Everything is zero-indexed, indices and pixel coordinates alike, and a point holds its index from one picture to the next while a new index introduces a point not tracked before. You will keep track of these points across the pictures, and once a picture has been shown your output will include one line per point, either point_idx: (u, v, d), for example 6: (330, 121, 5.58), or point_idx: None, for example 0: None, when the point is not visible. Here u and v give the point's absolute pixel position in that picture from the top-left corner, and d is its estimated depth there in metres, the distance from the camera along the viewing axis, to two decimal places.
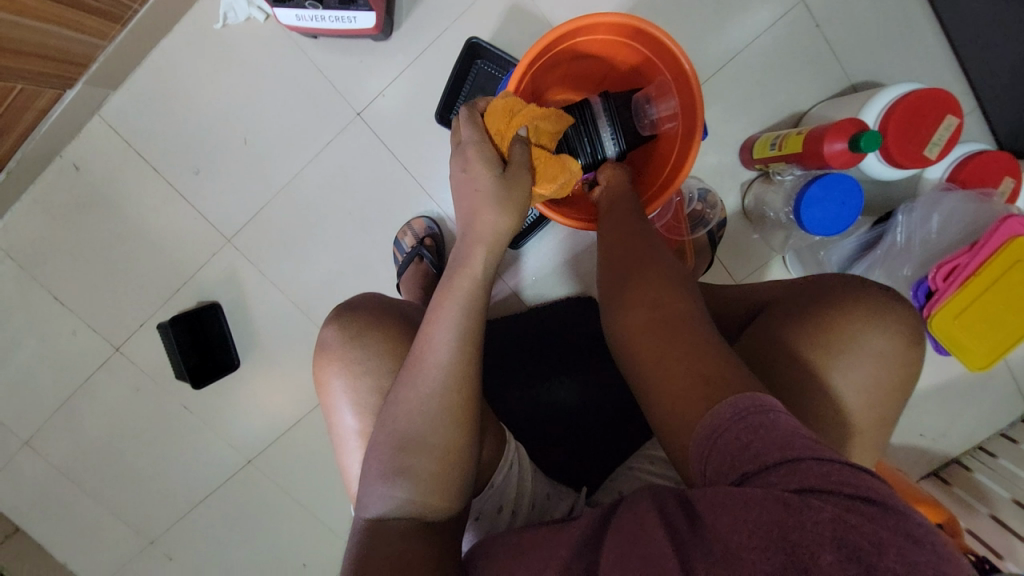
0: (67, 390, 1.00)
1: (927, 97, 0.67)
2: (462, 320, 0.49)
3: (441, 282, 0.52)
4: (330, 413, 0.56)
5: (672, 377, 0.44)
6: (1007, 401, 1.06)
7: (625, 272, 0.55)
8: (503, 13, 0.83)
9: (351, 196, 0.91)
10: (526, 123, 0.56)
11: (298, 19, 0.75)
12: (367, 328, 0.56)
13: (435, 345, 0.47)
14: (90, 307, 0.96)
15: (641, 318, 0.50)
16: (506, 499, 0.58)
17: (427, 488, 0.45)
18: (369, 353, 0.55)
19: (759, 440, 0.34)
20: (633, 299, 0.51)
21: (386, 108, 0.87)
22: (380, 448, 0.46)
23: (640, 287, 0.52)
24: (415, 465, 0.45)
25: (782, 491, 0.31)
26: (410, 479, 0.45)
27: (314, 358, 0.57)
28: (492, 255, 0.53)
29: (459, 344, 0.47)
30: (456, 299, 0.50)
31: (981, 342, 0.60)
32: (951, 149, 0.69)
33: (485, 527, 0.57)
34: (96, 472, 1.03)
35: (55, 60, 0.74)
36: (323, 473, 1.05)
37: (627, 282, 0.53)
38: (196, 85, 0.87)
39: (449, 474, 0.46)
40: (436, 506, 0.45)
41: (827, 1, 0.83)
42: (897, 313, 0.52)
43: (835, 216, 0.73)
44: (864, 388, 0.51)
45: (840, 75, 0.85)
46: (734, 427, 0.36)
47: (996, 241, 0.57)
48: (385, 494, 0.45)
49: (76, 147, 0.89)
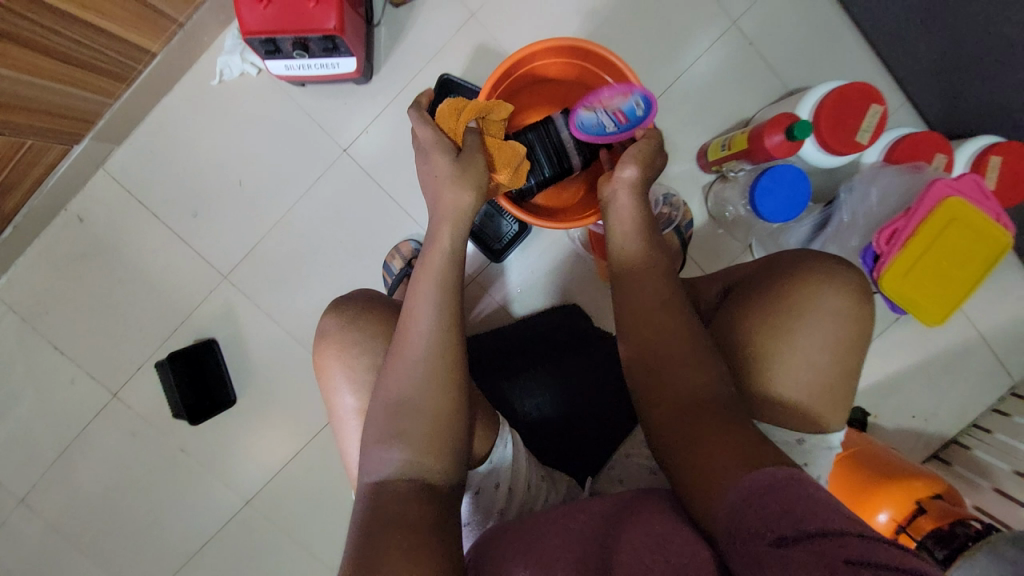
0: (64, 440, 1.00)
1: (849, 91, 0.75)
2: (440, 293, 0.55)
3: (417, 265, 0.58)
4: (330, 396, 0.59)
5: (715, 459, 0.46)
6: (990, 374, 1.08)
7: (659, 352, 0.55)
8: (471, 52, 0.93)
9: (341, 225, 0.97)
10: (473, 118, 0.65)
11: (288, 68, 0.83)
12: (360, 314, 0.60)
13: (419, 314, 0.53)
14: (89, 354, 0.98)
15: (648, 324, 0.57)
16: (503, 476, 0.60)
17: (422, 449, 0.49)
18: (365, 334, 0.59)
19: (798, 505, 0.37)
20: (670, 383, 0.53)
21: (370, 142, 0.95)
22: (377, 416, 0.51)
23: (678, 373, 0.53)
24: (411, 427, 0.49)
25: (830, 557, 0.33)
26: (407, 441, 0.49)
27: (313, 346, 0.61)
28: (458, 231, 0.60)
29: (439, 313, 0.54)
30: (430, 274, 0.56)
31: (933, 298, 0.64)
32: (880, 134, 0.77)
33: (484, 503, 0.59)
34: (90, 526, 1.01)
35: (63, 117, 0.81)
36: (322, 507, 1.03)
37: (661, 362, 0.55)
38: (194, 135, 0.94)
39: (443, 434, 0.50)
40: (434, 467, 0.49)
41: (757, 21, 0.94)
42: (845, 274, 0.57)
43: (787, 204, 0.79)
44: (826, 346, 0.55)
45: (777, 84, 0.94)
46: (772, 493, 0.39)
47: (927, 204, 0.62)
48: (385, 456, 0.49)
49: (80, 200, 0.94)
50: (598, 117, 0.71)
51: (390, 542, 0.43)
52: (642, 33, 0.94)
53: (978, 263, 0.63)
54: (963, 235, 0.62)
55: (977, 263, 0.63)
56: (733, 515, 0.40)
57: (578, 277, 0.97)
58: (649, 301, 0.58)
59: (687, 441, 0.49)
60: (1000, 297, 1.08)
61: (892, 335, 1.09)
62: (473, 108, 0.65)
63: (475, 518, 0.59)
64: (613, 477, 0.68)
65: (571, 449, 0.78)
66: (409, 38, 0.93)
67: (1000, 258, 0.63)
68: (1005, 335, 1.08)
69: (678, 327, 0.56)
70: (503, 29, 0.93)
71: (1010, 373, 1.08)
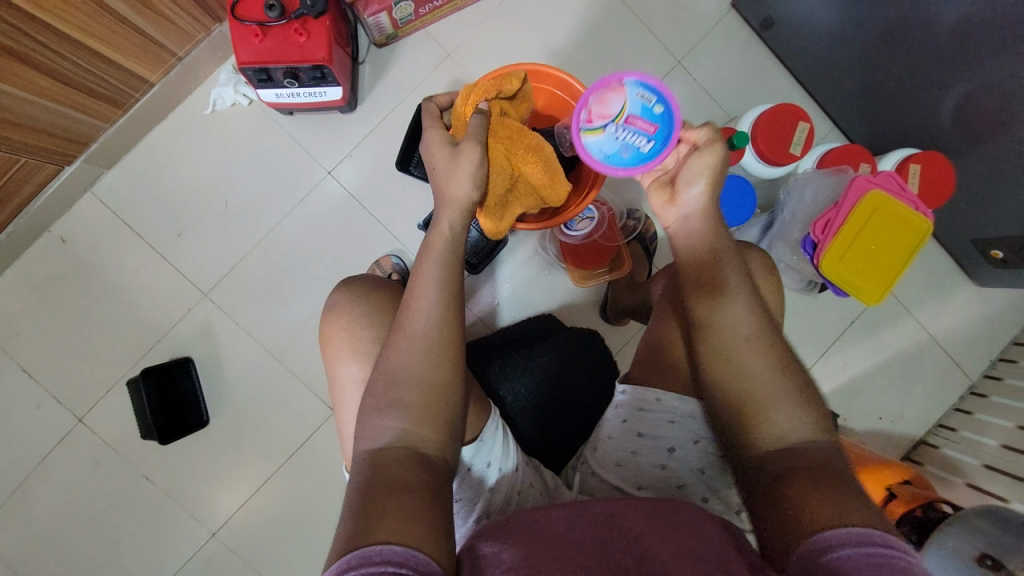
0: (21, 470, 0.95)
1: (782, 110, 0.86)
2: (440, 274, 0.60)
3: (419, 249, 0.62)
4: (334, 369, 0.66)
5: (792, 515, 0.50)
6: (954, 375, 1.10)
7: (733, 410, 0.57)
8: (448, 86, 1.03)
9: (324, 243, 1.01)
10: (483, 99, 0.68)
11: (278, 96, 0.91)
12: (368, 291, 0.69)
13: (421, 294, 0.59)
14: (57, 376, 0.96)
15: (738, 344, 0.57)
16: (494, 458, 0.64)
17: (416, 417, 0.54)
18: (368, 311, 0.67)
19: (887, 566, 0.43)
20: (745, 435, 0.56)
21: (353, 166, 1.01)
22: (377, 387, 0.56)
23: (752, 427, 0.56)
24: (406, 398, 0.55)
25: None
26: (401, 410, 0.54)
27: (324, 317, 0.69)
28: (457, 216, 0.63)
29: (439, 292, 0.59)
30: (434, 256, 0.61)
31: (868, 279, 0.74)
32: (809, 147, 0.87)
33: (474, 481, 0.63)
34: (41, 566, 0.94)
35: (58, 137, 0.85)
36: (294, 537, 0.98)
37: (734, 410, 0.57)
38: (185, 160, 0.99)
39: (437, 404, 0.55)
40: (425, 435, 0.54)
41: (699, 60, 1.07)
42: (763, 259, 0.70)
43: (736, 208, 0.87)
44: None
45: (720, 112, 1.06)
46: (853, 552, 0.44)
47: (852, 196, 0.73)
48: (381, 424, 0.54)
49: (64, 222, 0.97)
50: (622, 141, 0.63)
51: (388, 503, 0.48)
52: (600, 69, 1.05)
53: (904, 247, 0.73)
54: (886, 221, 0.73)
55: (904, 247, 0.73)
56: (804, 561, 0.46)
57: (552, 287, 1.03)
58: (727, 354, 0.58)
59: (767, 485, 0.53)
60: (946, 298, 1.09)
61: (850, 338, 1.09)
62: (484, 90, 0.68)
63: (465, 496, 0.62)
64: (585, 470, 0.70)
65: (547, 448, 0.78)
66: (391, 74, 1.03)
67: (922, 240, 0.73)
68: (959, 336, 1.09)
69: (751, 381, 0.57)
70: (476, 67, 1.04)
71: (968, 373, 1.09)
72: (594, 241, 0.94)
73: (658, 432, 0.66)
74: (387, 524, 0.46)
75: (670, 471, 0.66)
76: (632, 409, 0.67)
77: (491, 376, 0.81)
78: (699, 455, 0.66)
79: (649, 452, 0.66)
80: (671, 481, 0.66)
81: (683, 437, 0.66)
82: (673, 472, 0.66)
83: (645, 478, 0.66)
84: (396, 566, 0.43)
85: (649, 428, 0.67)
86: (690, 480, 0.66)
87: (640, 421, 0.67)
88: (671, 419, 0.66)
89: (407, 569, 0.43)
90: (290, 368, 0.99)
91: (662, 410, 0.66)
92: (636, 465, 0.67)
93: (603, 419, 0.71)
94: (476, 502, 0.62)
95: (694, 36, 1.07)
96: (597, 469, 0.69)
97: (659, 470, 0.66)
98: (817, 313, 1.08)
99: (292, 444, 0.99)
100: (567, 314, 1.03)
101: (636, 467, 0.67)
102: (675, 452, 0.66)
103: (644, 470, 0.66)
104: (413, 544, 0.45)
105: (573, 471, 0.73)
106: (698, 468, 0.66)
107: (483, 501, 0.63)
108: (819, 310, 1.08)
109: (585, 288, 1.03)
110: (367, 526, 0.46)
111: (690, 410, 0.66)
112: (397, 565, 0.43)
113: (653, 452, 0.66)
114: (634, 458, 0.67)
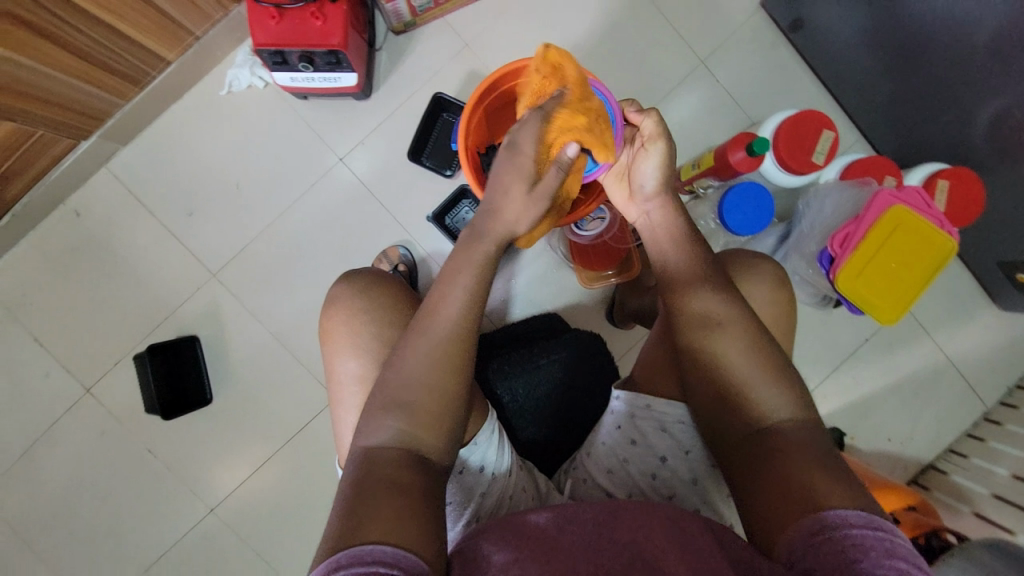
0: (29, 435, 0.97)
1: (806, 117, 0.84)
2: (471, 284, 0.60)
3: (455, 250, 0.62)
4: (333, 362, 0.66)
5: (784, 496, 0.52)
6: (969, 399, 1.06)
7: (712, 403, 0.59)
8: (464, 76, 1.01)
9: (332, 230, 1.00)
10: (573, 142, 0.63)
11: (293, 80, 0.91)
12: (372, 285, 0.69)
13: (451, 301, 0.58)
14: (67, 347, 0.98)
15: (727, 347, 0.58)
16: (487, 462, 0.64)
17: (417, 419, 0.54)
18: (372, 306, 0.67)
19: (862, 553, 0.45)
20: (726, 424, 0.58)
21: (365, 153, 1.01)
22: (387, 387, 0.55)
23: (734, 417, 0.57)
24: (415, 401, 0.54)
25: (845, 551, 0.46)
26: (406, 411, 0.54)
27: (324, 309, 0.68)
28: (499, 225, 0.62)
29: (468, 303, 0.59)
30: (470, 264, 0.61)
31: (885, 298, 0.71)
32: (833, 156, 0.84)
33: (467, 484, 0.63)
34: (45, 530, 0.97)
35: (74, 112, 0.86)
36: (289, 519, 0.99)
37: (719, 408, 0.58)
38: (198, 140, 1.00)
39: (444, 411, 0.55)
40: (425, 438, 0.54)
41: (724, 61, 1.04)
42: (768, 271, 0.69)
43: (752, 216, 0.84)
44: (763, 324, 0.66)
45: (742, 116, 1.03)
46: (828, 539, 0.47)
47: (875, 211, 0.71)
48: (384, 423, 0.54)
49: (80, 196, 0.98)
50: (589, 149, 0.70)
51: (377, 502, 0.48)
52: (620, 66, 1.03)
53: (926, 265, 0.71)
54: (909, 237, 0.70)
55: (925, 264, 0.71)
56: (792, 551, 0.48)
57: (558, 286, 1.02)
58: (714, 354, 0.59)
59: (749, 485, 0.55)
60: (966, 320, 1.06)
61: (863, 355, 1.06)
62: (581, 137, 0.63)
63: (457, 499, 0.62)
64: (578, 476, 0.71)
65: (544, 447, 0.78)
66: (408, 62, 1.01)
67: (942, 262, 0.71)
68: (977, 360, 1.05)
69: (738, 371, 0.58)
70: (493, 58, 1.02)
71: (984, 399, 1.05)
72: (603, 241, 0.92)
73: (649, 441, 0.67)
74: (377, 523, 0.47)
75: (662, 481, 0.66)
76: (625, 417, 0.69)
77: (489, 376, 0.80)
78: (691, 465, 0.66)
79: (640, 460, 0.67)
80: (662, 491, 0.66)
81: (674, 447, 0.66)
82: (664, 482, 0.66)
83: (634, 485, 0.67)
84: (386, 567, 0.44)
85: (639, 435, 0.67)
86: (681, 490, 0.66)
87: (632, 428, 0.68)
88: (661, 427, 0.67)
89: (398, 571, 0.44)
90: (293, 352, 1.00)
91: (653, 417, 0.67)
92: (626, 472, 0.67)
93: (598, 428, 0.72)
94: (467, 505, 0.62)
95: (720, 36, 1.04)
96: (591, 474, 0.69)
97: (649, 479, 0.66)
98: (829, 328, 1.05)
99: (292, 428, 0.99)
100: (572, 315, 1.02)
101: (626, 473, 0.67)
102: (665, 462, 0.66)
103: (635, 479, 0.67)
104: (404, 545, 0.45)
105: (565, 477, 0.73)
106: (690, 478, 0.66)
107: (474, 505, 0.63)
108: (832, 325, 1.05)
109: (592, 290, 1.01)
110: (357, 523, 0.47)
111: (675, 415, 0.66)
112: (388, 565, 0.44)
113: (643, 460, 0.67)
114: (624, 465, 0.67)
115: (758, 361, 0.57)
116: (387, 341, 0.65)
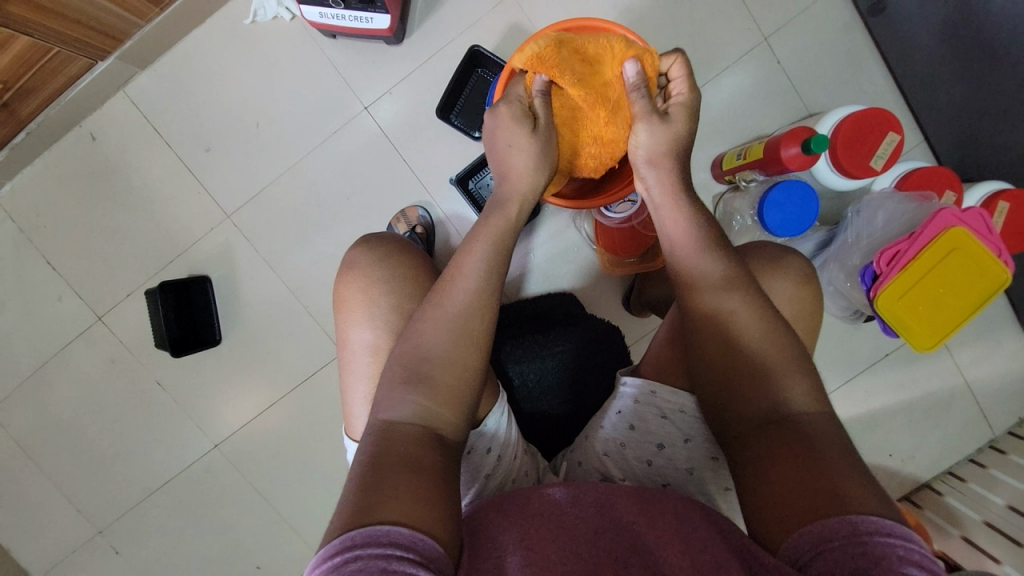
0: (42, 355, 0.99)
1: (871, 115, 0.78)
2: (489, 257, 0.58)
3: (476, 225, 0.61)
4: (346, 331, 0.64)
5: (808, 494, 0.46)
6: (982, 428, 1.02)
7: (725, 397, 0.55)
8: (504, 30, 0.94)
9: (353, 182, 0.97)
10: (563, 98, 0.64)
11: (322, 16, 0.86)
12: (392, 254, 0.66)
13: (466, 271, 0.57)
14: (78, 273, 0.98)
15: (751, 329, 0.55)
16: (495, 443, 0.63)
17: (434, 397, 0.52)
18: (390, 274, 0.65)
19: (871, 560, 0.39)
20: (735, 411, 0.55)
21: (391, 104, 0.95)
22: (404, 358, 0.54)
23: (740, 407, 0.54)
24: (433, 378, 0.53)
25: (849, 549, 0.41)
26: (423, 389, 0.52)
27: (340, 273, 0.66)
28: (521, 204, 0.63)
29: (484, 272, 0.57)
30: (488, 235, 0.59)
31: (923, 324, 0.71)
32: (894, 162, 0.80)
33: (473, 465, 0.62)
34: (55, 445, 1.00)
35: (95, 31, 0.82)
36: (286, 461, 1.01)
37: (740, 400, 0.54)
38: (218, 72, 0.95)
39: (455, 389, 0.53)
40: (441, 418, 0.52)
41: (789, 41, 0.95)
42: (793, 261, 0.64)
43: (796, 219, 0.79)
44: (792, 315, 0.62)
45: (798, 105, 0.95)
46: (841, 547, 0.41)
47: (932, 230, 0.69)
48: (401, 398, 0.52)
49: (96, 118, 0.96)
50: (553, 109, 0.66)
51: (374, 479, 0.46)
52: (674, 35, 0.94)
53: (973, 293, 0.70)
54: (962, 262, 0.69)
55: (972, 292, 0.70)
56: (798, 553, 0.44)
57: (578, 266, 0.99)
58: (739, 343, 0.55)
59: (744, 480, 0.52)
60: (992, 346, 1.02)
61: (878, 369, 1.03)
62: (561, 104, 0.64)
63: (461, 480, 0.61)
64: (574, 459, 0.70)
65: (549, 427, 0.78)
66: (445, 8, 0.94)
67: (995, 291, 0.70)
68: (994, 388, 1.02)
69: (765, 357, 0.54)
70: (538, 12, 0.94)
71: (993, 426, 1.02)
72: (631, 226, 0.86)
73: (648, 427, 0.64)
74: (394, 504, 0.44)
75: (656, 469, 0.64)
76: (630, 402, 0.65)
77: (501, 356, 0.79)
78: (689, 454, 0.63)
79: (637, 446, 0.64)
80: (656, 479, 0.64)
81: (673, 435, 0.63)
82: (659, 469, 0.64)
83: (630, 469, 0.65)
84: (401, 550, 0.40)
85: (639, 422, 0.64)
86: (676, 479, 0.64)
87: (634, 413, 0.65)
88: (661, 414, 0.64)
89: (413, 555, 0.41)
90: (305, 304, 0.98)
91: (654, 404, 0.64)
92: (623, 456, 0.65)
93: (601, 412, 0.69)
94: (472, 484, 0.61)
95: (789, 12, 0.94)
96: (587, 459, 0.68)
97: (645, 466, 0.64)
98: (848, 338, 1.03)
99: (296, 377, 1.00)
100: (587, 297, 0.99)
101: (622, 457, 0.65)
102: (662, 449, 0.63)
103: (631, 463, 0.64)
104: (420, 527, 0.43)
105: (563, 460, 0.72)
106: (685, 469, 0.63)
107: (478, 486, 0.61)
108: (852, 336, 1.02)
109: (611, 273, 0.98)
110: (371, 502, 0.44)
111: (677, 404, 0.63)
112: (404, 549, 0.41)
113: (641, 445, 0.64)
114: (621, 449, 0.65)
115: (775, 350, 0.54)
116: (404, 311, 0.63)
